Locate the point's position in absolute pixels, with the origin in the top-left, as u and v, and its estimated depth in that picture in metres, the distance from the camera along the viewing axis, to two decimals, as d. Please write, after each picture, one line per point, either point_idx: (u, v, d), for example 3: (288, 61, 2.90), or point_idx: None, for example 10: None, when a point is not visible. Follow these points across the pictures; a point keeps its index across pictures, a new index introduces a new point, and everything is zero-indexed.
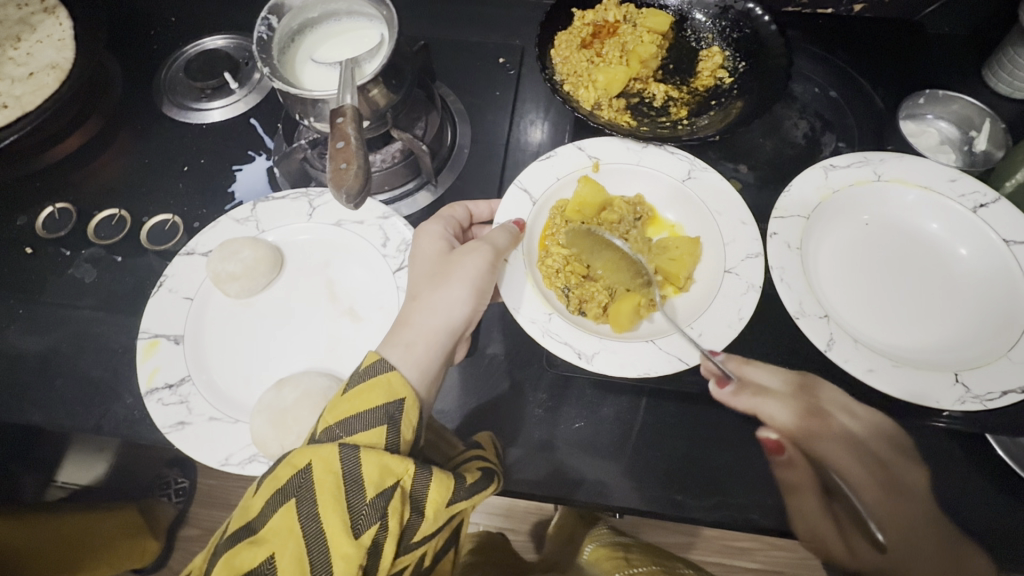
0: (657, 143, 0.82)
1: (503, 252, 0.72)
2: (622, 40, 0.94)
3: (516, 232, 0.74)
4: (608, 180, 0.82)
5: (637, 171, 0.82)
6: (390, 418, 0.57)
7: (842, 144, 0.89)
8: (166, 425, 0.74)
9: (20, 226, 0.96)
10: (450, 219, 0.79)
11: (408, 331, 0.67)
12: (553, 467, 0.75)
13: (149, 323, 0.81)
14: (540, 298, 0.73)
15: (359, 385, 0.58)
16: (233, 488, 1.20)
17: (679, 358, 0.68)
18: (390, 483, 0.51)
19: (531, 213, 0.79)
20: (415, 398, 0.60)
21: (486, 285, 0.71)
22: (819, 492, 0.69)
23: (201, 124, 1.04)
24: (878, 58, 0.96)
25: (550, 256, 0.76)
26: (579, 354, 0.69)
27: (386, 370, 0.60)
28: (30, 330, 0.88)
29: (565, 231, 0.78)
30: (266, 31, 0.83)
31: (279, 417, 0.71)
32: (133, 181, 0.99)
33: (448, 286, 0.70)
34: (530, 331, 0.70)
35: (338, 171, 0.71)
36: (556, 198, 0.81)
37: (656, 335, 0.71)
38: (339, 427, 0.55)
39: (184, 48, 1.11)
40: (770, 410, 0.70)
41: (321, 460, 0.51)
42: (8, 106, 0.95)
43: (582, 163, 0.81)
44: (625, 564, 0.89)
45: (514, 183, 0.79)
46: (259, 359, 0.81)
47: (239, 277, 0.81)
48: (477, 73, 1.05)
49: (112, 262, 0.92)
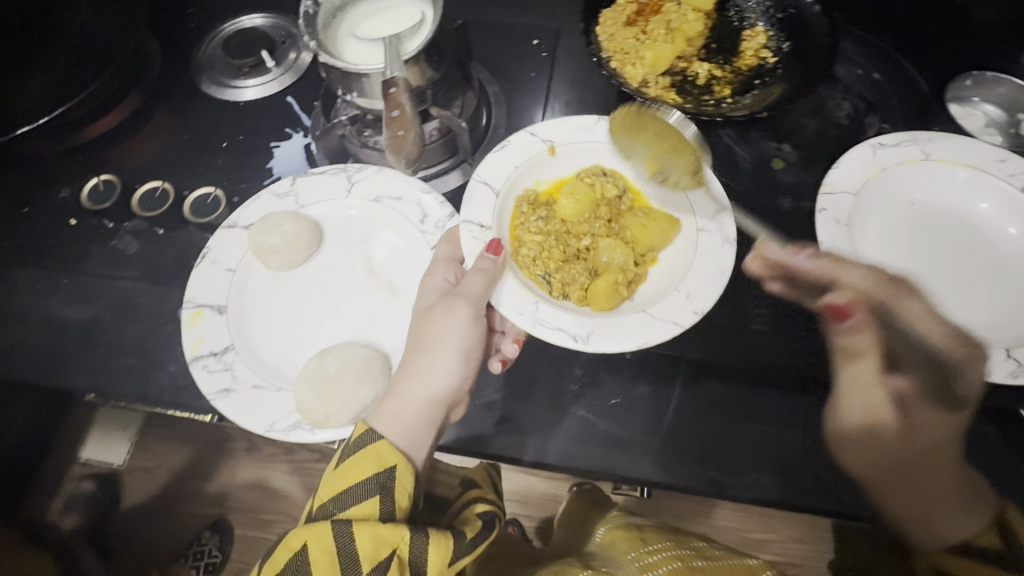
0: (608, 117, 0.83)
1: (481, 301, 0.71)
2: (666, 18, 0.94)
3: (494, 272, 0.70)
4: (565, 161, 0.82)
5: (592, 149, 0.82)
6: (383, 489, 0.60)
7: (886, 125, 0.88)
8: (211, 392, 0.76)
9: (65, 198, 0.98)
10: (451, 257, 0.80)
11: (392, 402, 0.69)
12: (590, 444, 0.76)
13: (193, 293, 0.82)
14: (523, 289, 0.71)
15: (350, 458, 0.62)
16: (276, 472, 1.31)
17: (674, 322, 0.69)
18: (385, 554, 0.55)
19: (496, 204, 0.76)
20: (407, 463, 0.63)
21: (468, 347, 0.73)
22: (880, 359, 0.71)
23: (239, 102, 1.05)
24: (925, 41, 0.95)
25: (524, 245, 0.75)
26: (574, 337, 0.68)
27: (374, 440, 0.63)
28: (75, 299, 0.90)
29: (535, 217, 0.77)
30: (312, 7, 0.84)
31: (323, 385, 0.73)
32: (172, 157, 1.01)
33: (435, 355, 0.72)
34: (520, 323, 0.68)
35: (396, 138, 0.81)
36: (517, 188, 0.80)
37: (646, 304, 0.72)
38: (332, 505, 0.59)
39: (222, 27, 1.12)
40: (850, 276, 0.73)
41: (316, 541, 0.55)
42: (33, 79, 0.96)
43: (538, 148, 0.81)
44: (641, 543, 0.85)
45: (473, 177, 0.77)
46: (299, 331, 0.82)
47: (280, 250, 0.83)
48: (513, 55, 1.05)
49: (154, 235, 0.94)
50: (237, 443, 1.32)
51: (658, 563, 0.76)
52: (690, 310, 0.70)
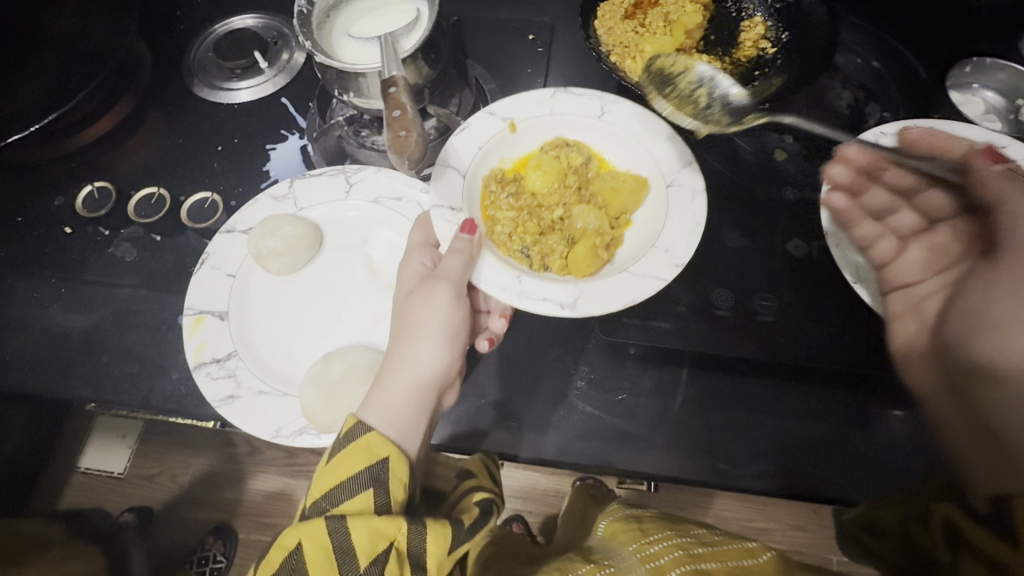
0: (563, 89, 0.82)
1: (461, 281, 0.70)
2: (664, 10, 0.94)
3: (471, 252, 0.69)
4: (527, 137, 0.81)
5: (553, 122, 0.81)
6: (376, 480, 0.59)
7: (887, 114, 0.88)
8: (215, 399, 0.75)
9: (59, 206, 0.97)
10: (425, 242, 0.79)
11: (380, 393, 0.67)
12: (597, 439, 0.76)
13: (194, 300, 0.81)
14: (503, 265, 0.70)
15: (340, 452, 0.61)
16: (278, 476, 1.30)
17: (656, 278, 0.68)
18: (383, 547, 0.54)
19: (464, 187, 0.75)
20: (399, 454, 0.62)
21: (452, 328, 0.72)
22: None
23: (232, 104, 1.04)
24: (922, 30, 0.95)
25: (498, 224, 0.74)
26: (561, 304, 0.67)
27: (365, 432, 0.62)
28: (74, 308, 0.89)
29: (505, 194, 0.76)
30: (306, 6, 0.83)
31: (328, 389, 0.73)
32: (167, 161, 1.00)
33: (420, 341, 0.71)
34: (505, 299, 0.67)
35: (397, 139, 0.75)
36: (483, 168, 0.78)
37: (627, 264, 0.71)
38: (326, 500, 0.58)
39: (213, 28, 1.11)
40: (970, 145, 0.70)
41: (310, 539, 0.54)
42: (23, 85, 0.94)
43: (498, 127, 0.79)
44: (641, 535, 0.82)
45: (438, 163, 0.75)
46: (301, 334, 0.82)
47: (280, 254, 0.82)
48: (508, 51, 1.04)
49: (151, 241, 0.92)
50: (239, 448, 1.31)
51: (661, 553, 0.73)
52: (671, 264, 0.69)
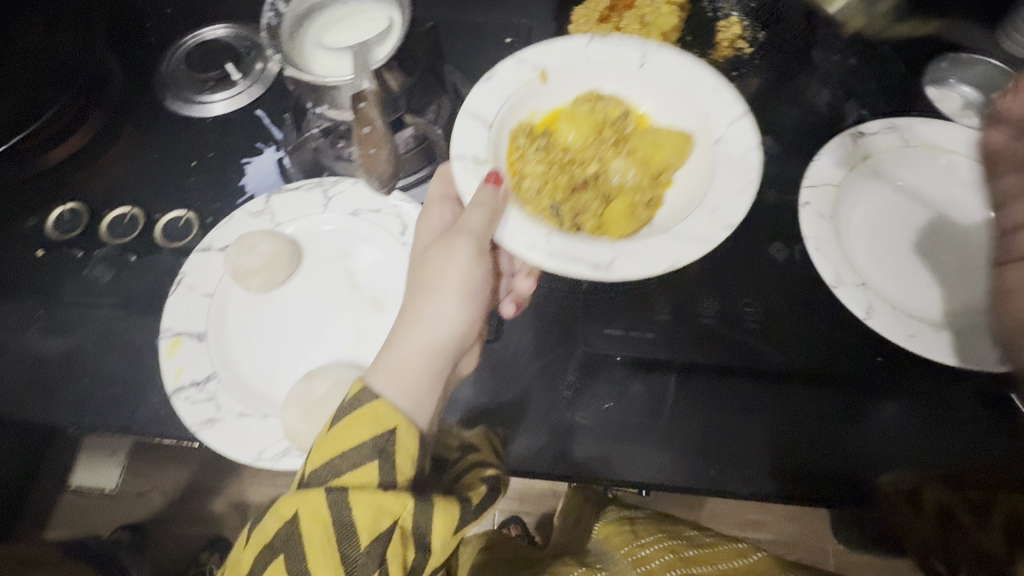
0: (601, 34, 0.73)
1: (482, 236, 0.65)
2: (641, 12, 0.92)
3: (496, 207, 0.63)
4: (557, 89, 0.73)
5: (589, 73, 0.72)
6: (382, 451, 0.56)
7: (865, 111, 0.88)
8: (196, 423, 0.74)
9: (32, 227, 0.94)
10: (445, 195, 0.75)
11: (390, 355, 0.65)
12: (586, 446, 0.76)
13: (171, 321, 0.80)
14: (532, 223, 0.62)
15: (346, 417, 0.58)
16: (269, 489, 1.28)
17: (703, 240, 0.61)
18: (385, 524, 0.52)
19: (489, 139, 0.67)
20: (409, 425, 0.59)
21: (471, 286, 0.69)
22: None
23: (206, 117, 1.01)
24: (898, 23, 0.95)
25: (526, 180, 0.66)
26: (595, 266, 0.61)
27: (373, 400, 0.59)
28: (51, 332, 0.87)
29: (534, 149, 0.68)
30: (274, 18, 0.82)
31: (311, 408, 0.71)
32: (142, 178, 0.98)
33: (437, 300, 0.68)
34: (533, 258, 0.60)
35: (370, 156, 0.82)
36: (511, 120, 0.70)
37: (669, 225, 0.64)
38: (328, 469, 0.55)
39: (181, 40, 1.08)
40: None
41: (309, 508, 0.52)
42: None
43: (528, 76, 0.71)
44: (632, 537, 0.83)
45: (461, 112, 0.67)
46: (283, 352, 0.80)
47: (259, 272, 0.81)
48: (486, 55, 1.03)
49: (127, 260, 0.90)
50: (228, 464, 1.29)
51: (651, 559, 0.75)
52: (721, 225, 0.62)
